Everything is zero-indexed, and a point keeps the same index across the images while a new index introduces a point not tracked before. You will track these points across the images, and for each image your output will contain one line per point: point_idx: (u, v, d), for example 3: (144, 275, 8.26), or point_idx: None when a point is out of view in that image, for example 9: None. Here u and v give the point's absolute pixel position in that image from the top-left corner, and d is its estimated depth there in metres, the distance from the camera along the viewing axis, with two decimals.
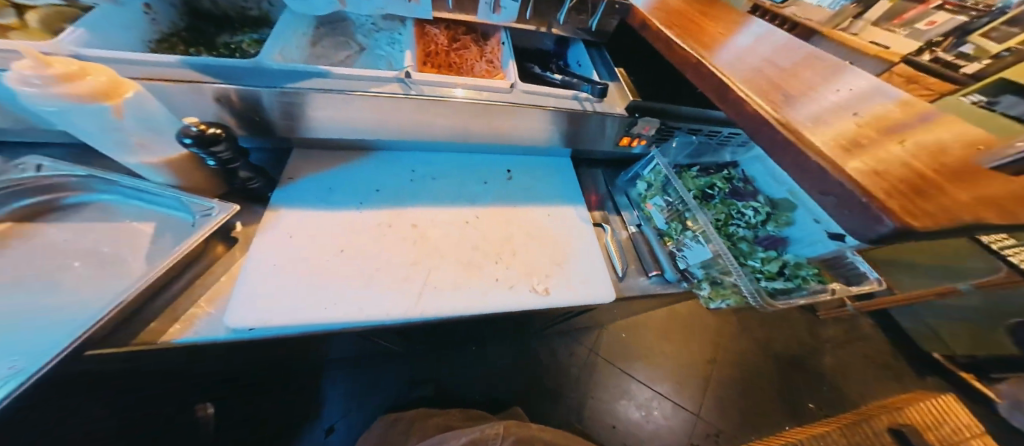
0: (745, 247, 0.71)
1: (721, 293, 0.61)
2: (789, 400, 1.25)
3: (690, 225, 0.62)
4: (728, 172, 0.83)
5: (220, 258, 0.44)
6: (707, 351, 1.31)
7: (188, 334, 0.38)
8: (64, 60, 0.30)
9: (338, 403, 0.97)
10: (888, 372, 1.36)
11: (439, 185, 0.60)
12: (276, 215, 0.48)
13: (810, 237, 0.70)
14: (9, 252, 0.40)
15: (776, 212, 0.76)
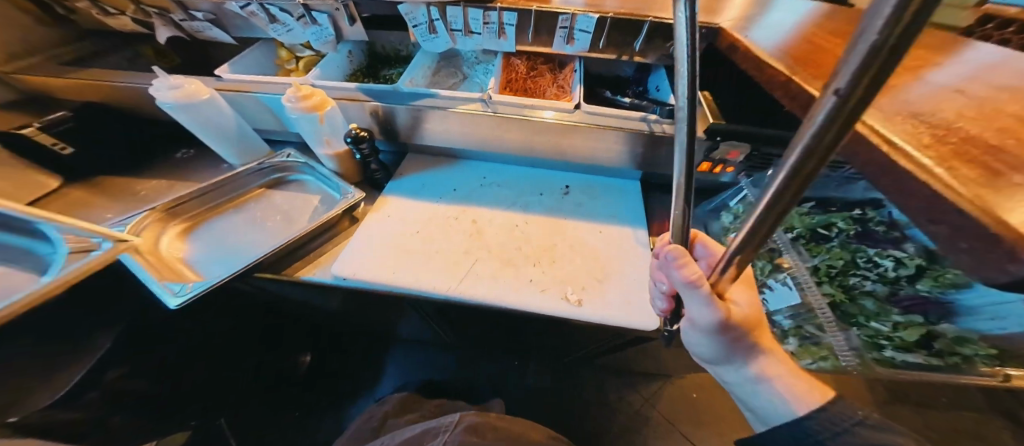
0: (871, 305, 0.57)
1: (814, 351, 0.53)
2: None
3: (783, 265, 0.58)
4: (859, 212, 0.65)
5: (344, 229, 0.61)
6: None
7: (312, 274, 0.55)
8: (305, 88, 0.55)
9: (394, 379, 1.08)
10: None
11: (499, 192, 0.69)
12: (385, 200, 0.64)
13: (993, 309, 0.49)
14: (255, 205, 0.63)
15: (935, 268, 0.55)
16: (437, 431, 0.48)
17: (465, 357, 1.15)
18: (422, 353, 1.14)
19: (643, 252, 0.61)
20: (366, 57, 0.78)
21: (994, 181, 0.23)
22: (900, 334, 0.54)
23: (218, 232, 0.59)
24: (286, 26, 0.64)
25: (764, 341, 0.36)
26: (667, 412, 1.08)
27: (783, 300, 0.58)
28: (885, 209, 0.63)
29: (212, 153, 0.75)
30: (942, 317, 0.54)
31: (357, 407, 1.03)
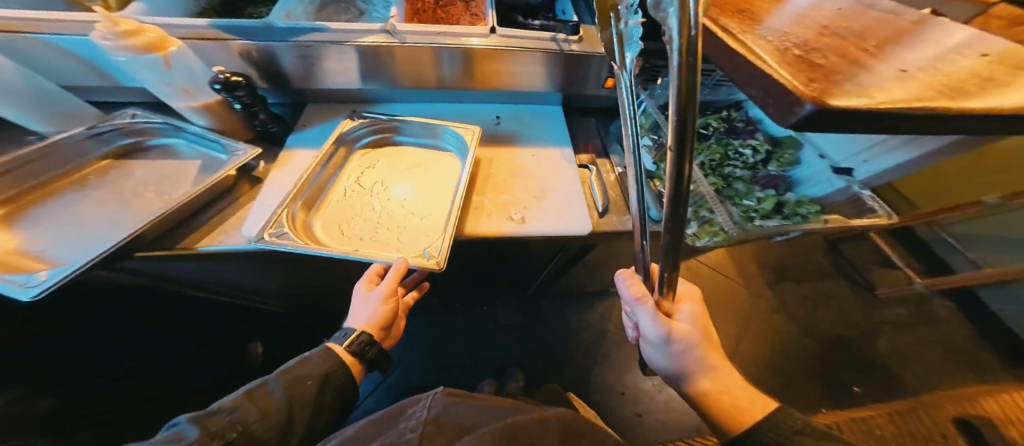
0: (741, 187, 0.70)
1: (707, 230, 0.61)
2: (828, 383, 1.18)
3: None
4: (727, 114, 0.81)
5: (245, 194, 0.53)
6: (731, 326, 1.29)
7: (213, 243, 0.47)
8: (126, 21, 0.43)
9: None
10: (957, 363, 1.21)
11: (423, 130, 0.68)
12: (289, 155, 0.58)
13: (818, 174, 0.68)
14: (104, 180, 0.51)
15: (779, 151, 0.74)
16: (417, 399, 0.47)
17: (436, 316, 1.21)
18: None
19: (568, 168, 0.67)
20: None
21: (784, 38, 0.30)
22: (763, 204, 0.67)
23: (58, 215, 0.46)
24: None
25: (703, 375, 0.44)
26: (618, 322, 1.25)
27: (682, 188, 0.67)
28: (742, 109, 0.80)
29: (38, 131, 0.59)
30: (786, 189, 0.72)
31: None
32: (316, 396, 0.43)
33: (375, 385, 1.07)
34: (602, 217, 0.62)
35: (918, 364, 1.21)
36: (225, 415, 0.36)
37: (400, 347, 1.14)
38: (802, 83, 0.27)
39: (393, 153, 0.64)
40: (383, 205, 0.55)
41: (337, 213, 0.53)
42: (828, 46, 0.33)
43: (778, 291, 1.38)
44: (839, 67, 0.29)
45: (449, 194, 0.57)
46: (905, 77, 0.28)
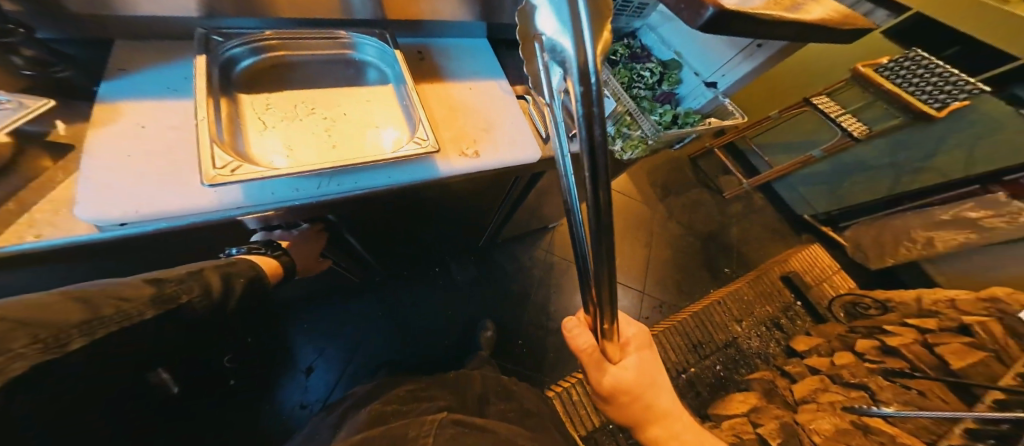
0: (646, 105, 0.77)
1: (631, 145, 0.69)
2: (709, 267, 1.55)
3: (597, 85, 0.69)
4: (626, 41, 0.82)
5: (50, 171, 0.35)
6: (644, 237, 1.55)
7: (25, 241, 0.31)
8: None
9: (311, 346, 0.99)
10: (775, 236, 1.68)
11: (320, 59, 0.54)
12: (114, 109, 0.39)
13: (695, 89, 0.78)
14: None
15: (668, 72, 0.80)
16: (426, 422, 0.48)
17: (385, 288, 1.12)
18: (334, 305, 1.05)
19: (507, 99, 0.64)
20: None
21: None
22: (665, 117, 0.76)
23: None
24: None
25: (655, 424, 0.45)
26: (561, 252, 1.33)
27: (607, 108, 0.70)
28: (637, 37, 0.83)
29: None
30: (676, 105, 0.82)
31: (287, 385, 0.94)
32: (241, 290, 0.46)
33: (338, 373, 0.98)
34: (547, 143, 0.63)
35: (753, 238, 1.66)
36: (175, 283, 0.36)
37: (347, 335, 1.04)
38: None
39: (294, 74, 0.53)
40: (320, 126, 0.49)
41: (267, 143, 0.44)
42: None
43: (670, 201, 1.69)
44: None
45: (390, 103, 0.55)
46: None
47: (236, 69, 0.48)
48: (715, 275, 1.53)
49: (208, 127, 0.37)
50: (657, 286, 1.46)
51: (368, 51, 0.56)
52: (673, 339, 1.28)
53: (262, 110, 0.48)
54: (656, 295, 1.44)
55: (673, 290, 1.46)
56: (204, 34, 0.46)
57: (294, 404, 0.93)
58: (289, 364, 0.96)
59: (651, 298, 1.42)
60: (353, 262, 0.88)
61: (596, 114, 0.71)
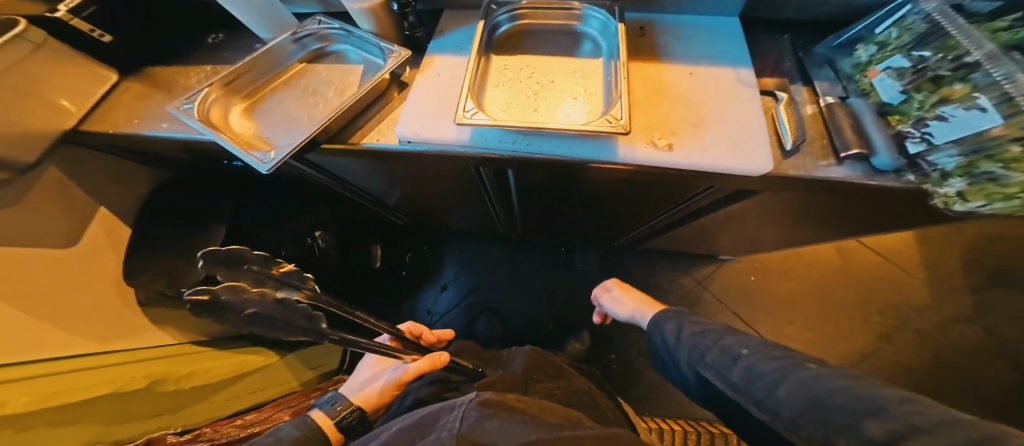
0: None
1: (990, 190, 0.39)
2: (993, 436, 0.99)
3: (953, 91, 0.39)
4: None
5: (393, 100, 0.58)
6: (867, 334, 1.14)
7: (374, 141, 0.54)
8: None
9: (454, 269, 1.35)
10: None
11: (560, 33, 0.62)
12: (432, 61, 0.58)
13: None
14: (305, 79, 0.61)
15: None
16: (451, 405, 0.42)
17: (515, 250, 1.38)
18: (479, 246, 1.39)
19: (743, 90, 0.54)
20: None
21: None
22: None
23: (280, 109, 0.58)
24: None
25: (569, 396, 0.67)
26: (717, 291, 1.25)
27: (971, 126, 0.37)
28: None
29: (248, 35, 0.74)
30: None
31: (428, 292, 1.31)
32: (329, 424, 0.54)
33: (458, 301, 1.31)
34: (785, 158, 0.48)
35: None
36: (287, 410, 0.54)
37: (481, 267, 1.35)
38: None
39: (530, 42, 0.62)
40: (531, 89, 0.56)
41: (496, 98, 0.55)
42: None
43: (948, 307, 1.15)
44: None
45: (600, 80, 0.56)
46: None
47: (498, 34, 0.61)
48: None
49: (469, 79, 0.50)
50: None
51: (592, 23, 0.61)
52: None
53: (501, 69, 0.59)
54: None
55: None
56: (488, 4, 0.60)
57: (425, 307, 1.30)
58: (431, 280, 1.33)
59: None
60: (505, 217, 1.09)
61: (922, 133, 0.42)
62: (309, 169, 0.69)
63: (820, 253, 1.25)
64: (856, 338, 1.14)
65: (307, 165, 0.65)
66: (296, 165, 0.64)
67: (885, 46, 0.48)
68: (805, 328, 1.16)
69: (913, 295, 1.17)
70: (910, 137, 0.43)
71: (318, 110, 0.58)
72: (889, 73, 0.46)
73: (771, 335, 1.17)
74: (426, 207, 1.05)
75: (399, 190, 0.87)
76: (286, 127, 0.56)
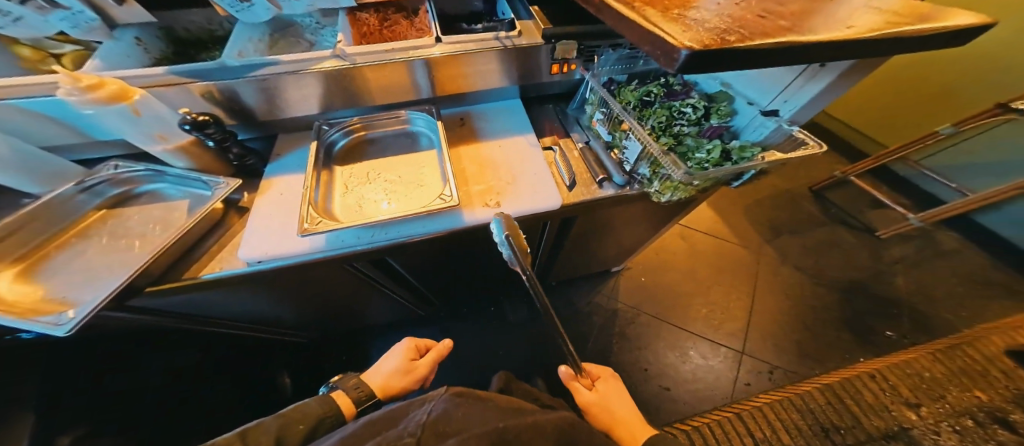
0: (691, 142, 0.64)
1: (669, 185, 0.63)
2: (819, 331, 1.40)
3: (625, 128, 0.67)
4: (664, 80, 0.76)
5: (234, 224, 0.59)
6: (737, 288, 1.52)
7: (215, 270, 0.53)
8: (84, 75, 0.43)
9: None
10: (910, 269, 1.55)
11: (391, 133, 0.75)
12: (272, 183, 0.63)
13: (753, 121, 0.64)
14: (107, 226, 0.56)
15: (715, 105, 0.69)
16: (422, 401, 0.48)
17: (445, 325, 1.38)
18: (407, 336, 1.34)
19: (531, 150, 0.76)
20: (168, 43, 0.71)
21: (691, 26, 0.38)
22: (714, 154, 0.61)
23: (74, 264, 0.51)
24: (10, 14, 0.52)
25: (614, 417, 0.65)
26: (625, 299, 1.49)
27: (636, 150, 0.65)
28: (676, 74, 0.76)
29: (10, 192, 0.62)
30: (729, 138, 0.67)
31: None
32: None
33: None
34: (571, 190, 0.70)
35: (896, 284, 1.51)
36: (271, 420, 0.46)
37: None
38: (684, 36, 0.36)
39: (368, 146, 0.73)
40: (383, 187, 0.66)
41: (348, 200, 0.62)
42: (720, 7, 0.42)
43: (760, 247, 1.65)
44: (748, 25, 0.39)
45: (432, 165, 0.70)
46: (788, 30, 0.38)
47: (336, 149, 0.71)
48: (824, 333, 1.39)
49: (310, 195, 0.56)
50: (759, 343, 1.37)
51: (419, 123, 0.76)
52: (775, 420, 0.97)
53: (348, 174, 0.67)
54: (765, 358, 1.34)
55: (793, 355, 1.34)
56: (319, 126, 0.70)
57: None
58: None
59: (756, 361, 1.33)
60: (416, 298, 1.10)
61: (626, 158, 0.69)
62: (135, 318, 0.58)
63: (670, 241, 1.67)
64: (714, 294, 1.50)
65: (131, 316, 0.57)
66: (114, 321, 0.55)
67: (592, 105, 0.77)
68: (683, 300, 1.49)
69: (730, 247, 1.65)
70: (625, 162, 0.69)
71: (132, 254, 0.53)
72: (600, 123, 0.74)
73: (668, 315, 1.45)
74: (327, 314, 0.98)
75: (286, 308, 0.81)
76: (87, 281, 0.49)
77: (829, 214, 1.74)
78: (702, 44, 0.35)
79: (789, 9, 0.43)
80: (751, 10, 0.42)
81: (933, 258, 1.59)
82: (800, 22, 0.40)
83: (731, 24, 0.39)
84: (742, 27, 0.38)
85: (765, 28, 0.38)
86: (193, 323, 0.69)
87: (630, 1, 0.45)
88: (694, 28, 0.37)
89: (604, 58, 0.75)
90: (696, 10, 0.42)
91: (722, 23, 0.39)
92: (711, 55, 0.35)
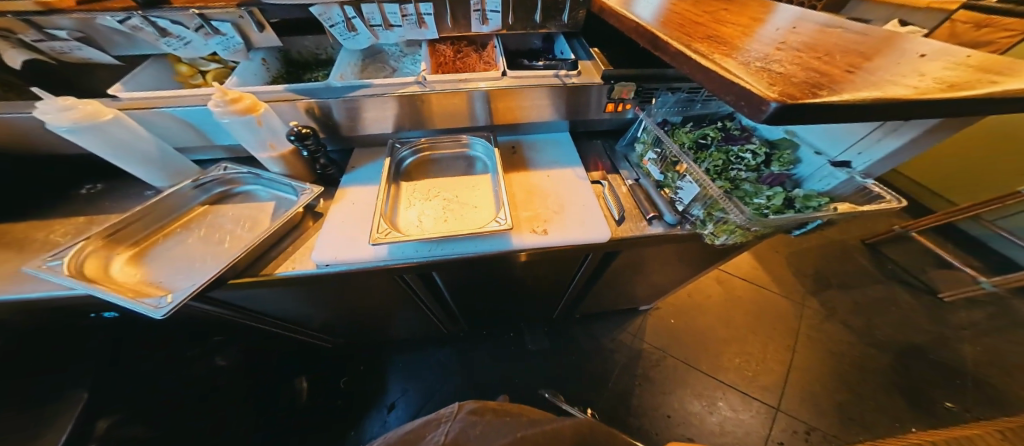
0: (749, 188, 0.63)
1: (724, 228, 0.62)
2: (875, 401, 1.25)
3: (680, 168, 0.67)
4: (721, 123, 0.76)
5: (309, 227, 0.64)
6: (778, 341, 1.41)
7: (289, 269, 0.57)
8: (231, 91, 0.52)
9: (400, 386, 1.24)
10: (986, 342, 1.37)
11: (450, 155, 0.80)
12: (344, 193, 0.68)
13: (820, 170, 0.63)
14: (207, 220, 0.62)
15: (776, 151, 0.68)
16: (438, 421, 0.51)
17: (465, 347, 1.38)
18: (427, 354, 1.34)
19: (583, 182, 0.78)
20: (283, 63, 0.83)
21: (774, 78, 0.40)
22: (775, 201, 0.59)
23: (177, 252, 0.57)
24: (183, 39, 0.66)
25: None
26: (652, 340, 1.43)
27: (692, 190, 0.65)
28: (735, 118, 0.76)
29: (132, 184, 0.71)
30: (792, 186, 0.66)
31: (372, 419, 1.15)
32: None
33: (413, 416, 1.17)
34: (620, 225, 0.70)
35: (970, 358, 1.34)
36: None
37: (430, 376, 1.28)
38: (770, 88, 0.37)
39: (430, 166, 0.78)
40: (442, 205, 0.69)
41: (410, 215, 0.66)
42: (802, 62, 0.43)
43: (805, 299, 1.54)
44: (836, 80, 0.39)
45: (487, 188, 0.73)
46: (879, 86, 0.38)
47: (403, 166, 0.76)
48: (881, 405, 1.24)
49: (380, 207, 0.61)
50: (802, 405, 1.24)
51: (478, 148, 0.81)
52: None
53: (412, 190, 0.72)
54: (803, 418, 1.22)
55: (842, 424, 1.20)
56: (392, 144, 0.76)
57: (376, 435, 1.12)
58: (376, 402, 1.19)
59: (792, 419, 1.21)
60: (445, 317, 1.11)
61: (679, 197, 0.69)
62: (211, 306, 0.64)
63: (703, 283, 1.60)
64: (752, 344, 1.40)
65: (210, 303, 0.62)
66: (195, 306, 0.60)
67: (644, 143, 0.79)
68: (717, 347, 1.40)
69: (770, 296, 1.55)
70: (678, 200, 0.69)
71: (225, 248, 0.58)
72: (653, 161, 0.75)
73: (700, 362, 1.36)
74: (359, 322, 1.01)
75: (329, 311, 0.85)
76: (186, 268, 0.55)
77: (885, 271, 1.61)
78: (792, 96, 0.35)
79: (874, 65, 0.44)
80: (834, 65, 0.43)
81: (1015, 332, 1.40)
82: (892, 78, 0.40)
83: (815, 78, 0.40)
84: (826, 81, 0.39)
85: (855, 83, 0.39)
86: (250, 314, 0.74)
87: (707, 52, 0.47)
88: (778, 82, 0.39)
89: (661, 100, 0.78)
90: (776, 64, 0.43)
91: (808, 78, 0.40)
92: (800, 107, 0.35)
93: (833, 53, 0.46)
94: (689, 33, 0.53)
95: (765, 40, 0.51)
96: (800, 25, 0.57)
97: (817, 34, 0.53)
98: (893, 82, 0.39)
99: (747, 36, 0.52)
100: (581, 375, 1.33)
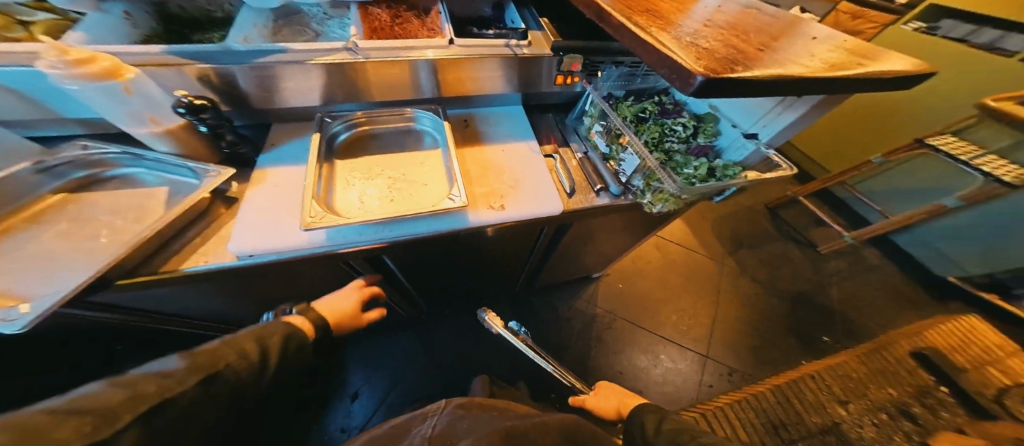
0: (680, 159, 0.69)
1: (660, 198, 0.67)
2: (774, 337, 1.53)
3: (622, 141, 0.71)
4: (658, 98, 0.81)
5: (221, 215, 0.54)
6: (706, 295, 1.63)
7: (197, 264, 0.48)
8: (78, 50, 0.40)
9: (360, 375, 1.18)
10: (845, 280, 1.76)
11: (393, 130, 0.74)
12: (263, 175, 0.59)
13: (736, 142, 0.71)
14: (65, 212, 0.49)
15: (703, 124, 0.75)
16: (425, 417, 0.50)
17: (427, 329, 1.34)
18: (386, 340, 1.28)
19: (534, 157, 0.78)
20: (157, 20, 0.67)
21: (701, 53, 0.43)
22: (701, 171, 0.66)
23: (24, 252, 0.44)
24: None
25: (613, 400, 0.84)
26: (605, 305, 1.54)
27: (633, 162, 0.69)
28: (670, 93, 0.81)
29: None
30: (714, 157, 0.74)
31: (335, 409, 1.10)
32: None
33: (377, 404, 1.13)
34: (570, 197, 0.72)
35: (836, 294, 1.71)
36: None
37: (392, 362, 1.23)
38: (697, 62, 0.39)
39: (370, 142, 0.71)
40: (386, 184, 0.64)
41: (349, 196, 0.60)
42: (724, 39, 0.48)
43: (726, 258, 1.79)
44: (750, 57, 0.44)
45: (437, 165, 0.69)
46: (783, 64, 0.44)
47: (337, 142, 0.68)
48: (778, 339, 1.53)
49: (311, 188, 0.54)
50: (722, 346, 1.48)
51: (425, 122, 0.75)
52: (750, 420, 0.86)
53: (349, 169, 0.64)
54: (725, 360, 1.44)
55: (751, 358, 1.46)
56: (320, 117, 0.67)
57: (337, 427, 1.07)
58: (337, 393, 1.13)
59: (718, 364, 1.43)
60: (403, 301, 1.06)
61: (622, 169, 0.73)
62: (93, 315, 0.52)
63: (647, 251, 1.76)
64: (686, 301, 1.60)
65: (88, 313, 0.50)
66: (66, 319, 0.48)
67: (591, 117, 0.81)
68: (659, 306, 1.57)
69: (700, 258, 1.77)
70: (621, 173, 0.73)
71: (99, 244, 0.47)
72: (599, 135, 0.78)
73: (645, 320, 1.52)
74: None
75: (263, 306, 0.75)
76: (40, 270, 0.42)
77: (783, 230, 1.95)
78: (715, 71, 0.38)
79: (780, 45, 0.50)
80: (750, 43, 0.48)
81: (864, 271, 1.81)
82: (791, 57, 0.46)
83: (734, 55, 0.43)
84: (742, 58, 0.43)
85: (764, 61, 0.44)
86: (153, 319, 0.62)
87: (646, 25, 0.48)
88: (705, 56, 0.42)
89: (606, 73, 0.79)
90: (703, 39, 0.47)
91: (728, 54, 0.43)
92: (721, 81, 0.38)
93: (749, 32, 0.52)
94: (629, 7, 0.55)
95: (696, 18, 0.54)
96: (726, 5, 0.62)
97: (739, 14, 0.58)
98: (793, 61, 0.45)
99: (680, 13, 0.55)
100: (543, 343, 1.40)
